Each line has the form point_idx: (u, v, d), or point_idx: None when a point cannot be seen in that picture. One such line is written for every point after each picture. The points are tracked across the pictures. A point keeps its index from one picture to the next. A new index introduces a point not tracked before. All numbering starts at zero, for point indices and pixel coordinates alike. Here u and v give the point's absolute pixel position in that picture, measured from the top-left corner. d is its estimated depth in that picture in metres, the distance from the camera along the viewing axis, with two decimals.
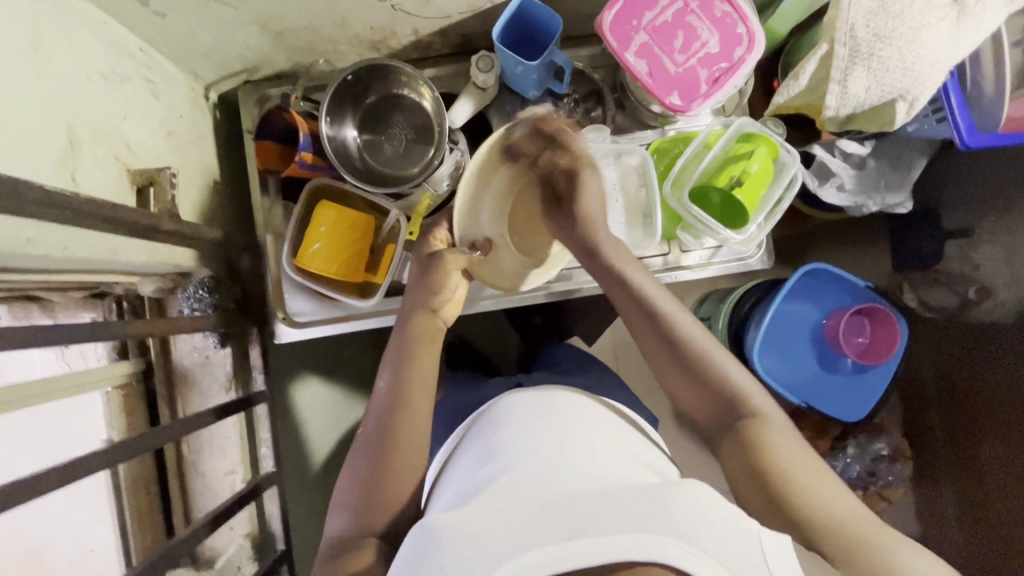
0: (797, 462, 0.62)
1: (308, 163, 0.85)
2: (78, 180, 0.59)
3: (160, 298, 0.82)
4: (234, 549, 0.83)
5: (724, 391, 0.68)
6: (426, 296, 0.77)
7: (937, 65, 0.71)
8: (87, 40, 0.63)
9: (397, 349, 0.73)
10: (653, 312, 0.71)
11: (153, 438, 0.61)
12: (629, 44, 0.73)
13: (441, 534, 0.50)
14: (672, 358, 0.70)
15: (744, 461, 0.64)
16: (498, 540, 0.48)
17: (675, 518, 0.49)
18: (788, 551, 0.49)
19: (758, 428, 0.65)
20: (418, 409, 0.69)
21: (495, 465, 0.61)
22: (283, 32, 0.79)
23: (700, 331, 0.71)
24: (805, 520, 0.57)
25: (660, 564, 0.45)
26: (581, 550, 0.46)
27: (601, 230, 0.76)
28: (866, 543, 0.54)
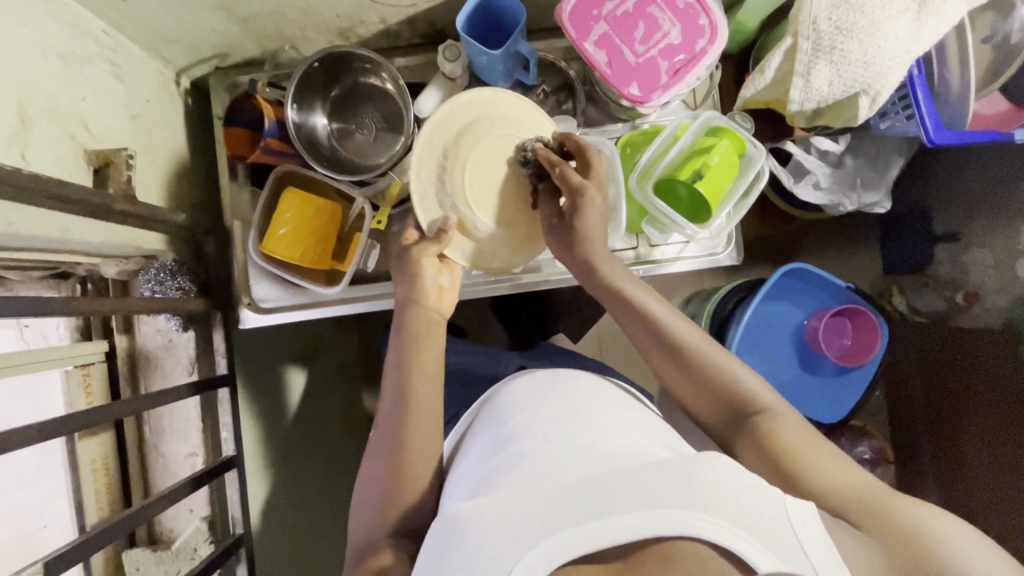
0: (811, 448, 0.63)
1: (273, 149, 0.85)
2: (27, 158, 0.60)
3: (125, 280, 0.83)
4: (191, 531, 0.83)
5: (728, 393, 0.68)
6: (412, 290, 0.75)
7: (898, 60, 0.70)
8: (45, 21, 0.64)
9: (397, 350, 0.73)
10: (653, 325, 0.72)
11: (107, 415, 0.62)
12: (589, 34, 0.73)
13: (463, 523, 0.50)
14: (674, 364, 0.70)
15: (759, 454, 0.64)
16: (523, 526, 0.48)
17: (701, 493, 0.49)
18: (816, 525, 0.50)
19: (768, 423, 0.65)
20: (424, 400, 0.70)
21: (508, 455, 0.61)
22: (248, 18, 0.80)
23: (703, 340, 0.71)
24: (831, 497, 0.59)
25: (692, 539, 0.46)
26: (614, 528, 0.46)
27: (602, 252, 0.75)
28: (890, 509, 0.56)
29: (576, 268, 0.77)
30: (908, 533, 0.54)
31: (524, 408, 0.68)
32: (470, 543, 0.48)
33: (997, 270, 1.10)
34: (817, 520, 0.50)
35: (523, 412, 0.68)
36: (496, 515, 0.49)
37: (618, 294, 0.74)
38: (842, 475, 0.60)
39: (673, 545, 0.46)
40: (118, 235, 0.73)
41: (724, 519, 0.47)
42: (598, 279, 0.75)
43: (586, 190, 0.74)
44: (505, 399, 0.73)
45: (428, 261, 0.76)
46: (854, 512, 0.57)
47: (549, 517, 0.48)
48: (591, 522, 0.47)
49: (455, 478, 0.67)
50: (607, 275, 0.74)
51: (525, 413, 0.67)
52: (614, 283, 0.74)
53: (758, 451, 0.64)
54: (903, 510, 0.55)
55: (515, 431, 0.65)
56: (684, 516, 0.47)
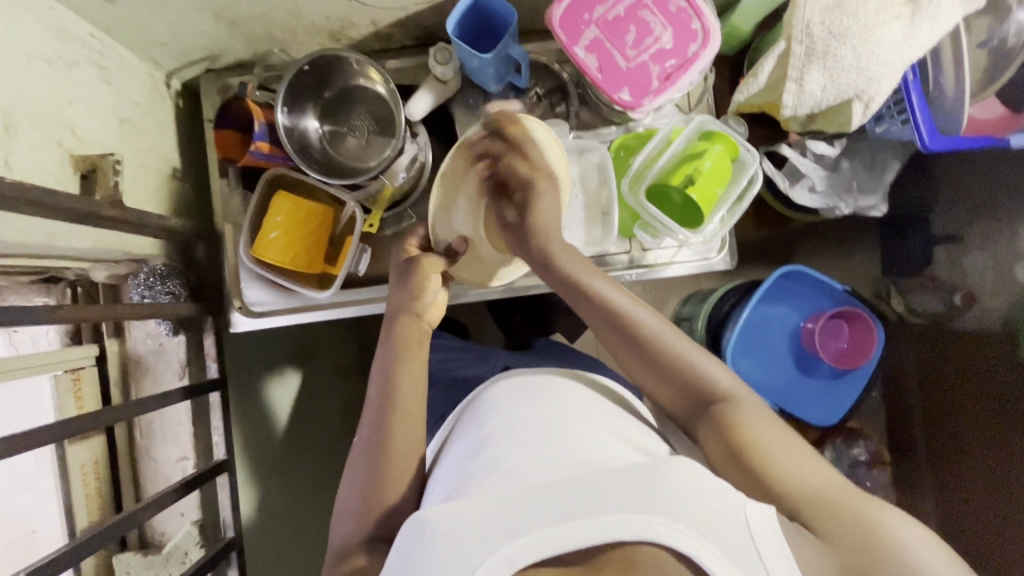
0: (771, 437, 0.62)
1: (263, 152, 0.85)
2: (12, 164, 0.59)
3: (115, 285, 0.82)
4: (182, 535, 0.83)
5: (691, 382, 0.67)
6: (410, 301, 0.76)
7: (892, 65, 0.69)
8: (29, 25, 0.63)
9: (386, 355, 0.74)
10: (614, 316, 0.70)
11: (93, 421, 0.62)
12: (580, 38, 0.72)
13: (431, 528, 0.51)
14: (636, 356, 0.69)
15: (722, 444, 0.63)
16: (490, 532, 0.49)
17: (667, 500, 0.50)
18: (772, 523, 0.51)
19: (731, 410, 0.64)
20: (409, 404, 0.70)
21: (485, 459, 0.61)
22: (237, 20, 0.79)
23: (663, 327, 0.70)
24: (790, 494, 0.59)
25: (653, 544, 0.47)
26: (577, 532, 0.48)
27: (556, 239, 0.74)
28: (846, 510, 0.57)
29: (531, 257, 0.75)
30: (857, 534, 0.55)
31: (502, 414, 0.69)
32: (437, 548, 0.49)
33: (996, 272, 1.10)
34: (774, 520, 0.51)
35: (501, 415, 0.68)
36: (462, 519, 0.50)
37: (582, 285, 0.71)
38: (803, 468, 0.60)
39: (633, 550, 0.47)
40: (107, 240, 0.72)
41: (683, 524, 0.48)
42: (554, 272, 0.73)
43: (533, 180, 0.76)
44: (487, 402, 0.74)
45: (434, 273, 0.77)
46: (815, 514, 0.57)
47: (515, 518, 0.50)
48: (553, 525, 0.48)
49: (434, 480, 0.67)
50: (565, 268, 0.72)
51: (504, 416, 0.68)
52: (572, 275, 0.72)
53: (723, 442, 0.63)
54: (862, 512, 0.57)
55: (496, 434, 0.65)
56: (648, 521, 0.48)
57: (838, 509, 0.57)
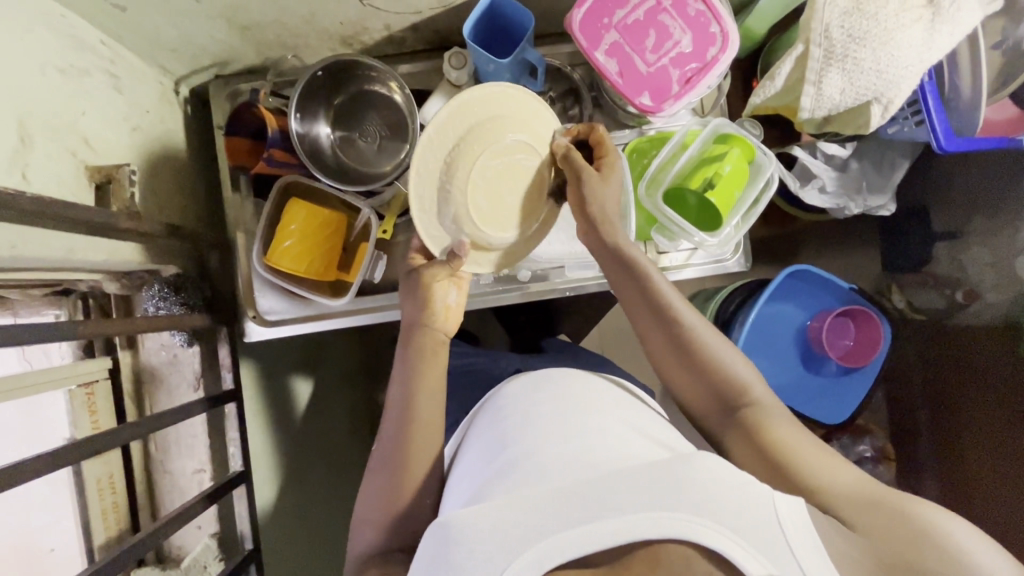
0: (797, 440, 0.64)
1: (277, 160, 0.85)
2: (29, 177, 0.58)
3: (127, 296, 0.81)
4: (200, 548, 0.83)
5: (725, 381, 0.68)
6: (418, 313, 0.75)
7: (911, 68, 0.69)
8: (41, 34, 0.62)
9: (403, 365, 0.73)
10: (659, 300, 0.71)
11: (112, 437, 0.60)
12: (600, 42, 0.72)
13: (455, 530, 0.50)
14: (674, 344, 0.70)
15: (748, 446, 0.65)
16: (518, 531, 0.49)
17: (692, 496, 0.49)
18: (803, 517, 0.49)
19: (758, 415, 0.66)
20: (427, 411, 0.70)
21: (507, 456, 0.61)
22: (250, 26, 0.78)
23: (702, 325, 0.71)
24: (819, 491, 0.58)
25: (678, 540, 0.46)
26: (603, 532, 0.47)
27: (614, 222, 0.74)
28: (883, 502, 0.55)
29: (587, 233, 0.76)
30: (899, 521, 0.53)
31: (518, 410, 0.68)
32: (459, 550, 0.49)
33: (994, 270, 1.10)
34: (803, 513, 0.49)
35: (519, 412, 0.68)
36: (486, 522, 0.50)
37: (632, 270, 0.73)
38: (835, 473, 0.60)
39: (660, 547, 0.46)
40: (122, 252, 0.71)
41: (710, 518, 0.47)
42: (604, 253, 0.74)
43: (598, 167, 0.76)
44: (501, 399, 0.74)
45: (439, 285, 0.75)
46: (849, 509, 0.56)
47: (540, 518, 0.49)
48: (581, 525, 0.48)
49: (451, 479, 0.67)
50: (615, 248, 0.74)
51: (521, 413, 0.67)
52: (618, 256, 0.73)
53: (750, 443, 0.65)
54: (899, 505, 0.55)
55: (514, 432, 0.64)
56: (673, 519, 0.47)
57: (873, 506, 0.55)
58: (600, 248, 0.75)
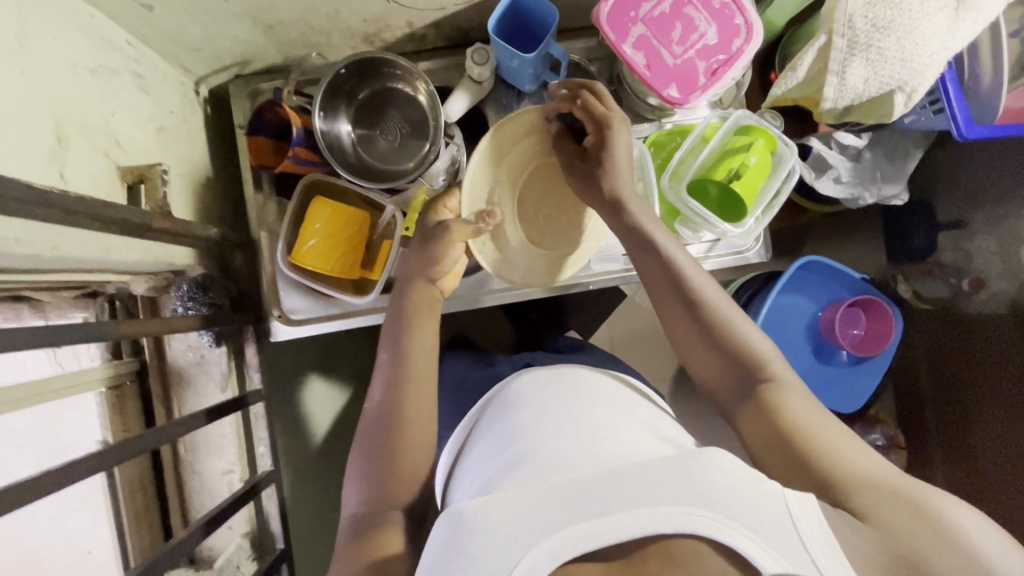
0: (812, 419, 0.63)
1: (301, 158, 0.85)
2: (65, 177, 0.58)
3: (154, 298, 0.81)
4: (234, 548, 0.83)
5: (741, 357, 0.68)
6: (426, 266, 0.74)
7: (936, 56, 0.71)
8: (72, 34, 0.61)
9: (395, 320, 0.73)
10: (672, 269, 0.70)
11: (149, 437, 0.59)
12: (627, 35, 0.73)
13: (467, 522, 0.48)
14: (687, 315, 0.70)
15: (764, 423, 0.64)
16: (531, 520, 0.47)
17: (704, 488, 0.48)
18: (817, 515, 0.48)
19: (776, 393, 0.65)
20: (425, 382, 0.70)
21: (518, 450, 0.60)
22: (274, 25, 0.78)
23: (723, 300, 0.70)
24: (830, 478, 0.57)
25: (692, 536, 0.45)
26: (615, 526, 0.46)
27: (628, 194, 0.73)
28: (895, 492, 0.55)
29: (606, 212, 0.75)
30: (910, 516, 0.52)
31: (530, 405, 0.67)
32: (474, 542, 0.47)
33: (1003, 256, 1.11)
34: (818, 512, 0.49)
35: (528, 408, 0.67)
36: (501, 513, 0.48)
37: (645, 238, 0.72)
38: (852, 457, 0.59)
39: (673, 544, 0.45)
40: (151, 252, 0.71)
41: (722, 514, 0.46)
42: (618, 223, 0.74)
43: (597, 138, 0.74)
44: (515, 390, 0.72)
45: (457, 240, 0.75)
46: (859, 498, 0.55)
47: (545, 511, 0.48)
48: (589, 519, 0.47)
49: (461, 470, 0.67)
50: (631, 216, 0.73)
51: (534, 407, 0.66)
52: (632, 224, 0.72)
53: (763, 421, 0.64)
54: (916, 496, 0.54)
55: (525, 428, 0.63)
56: (687, 515, 0.46)
57: (886, 493, 0.55)
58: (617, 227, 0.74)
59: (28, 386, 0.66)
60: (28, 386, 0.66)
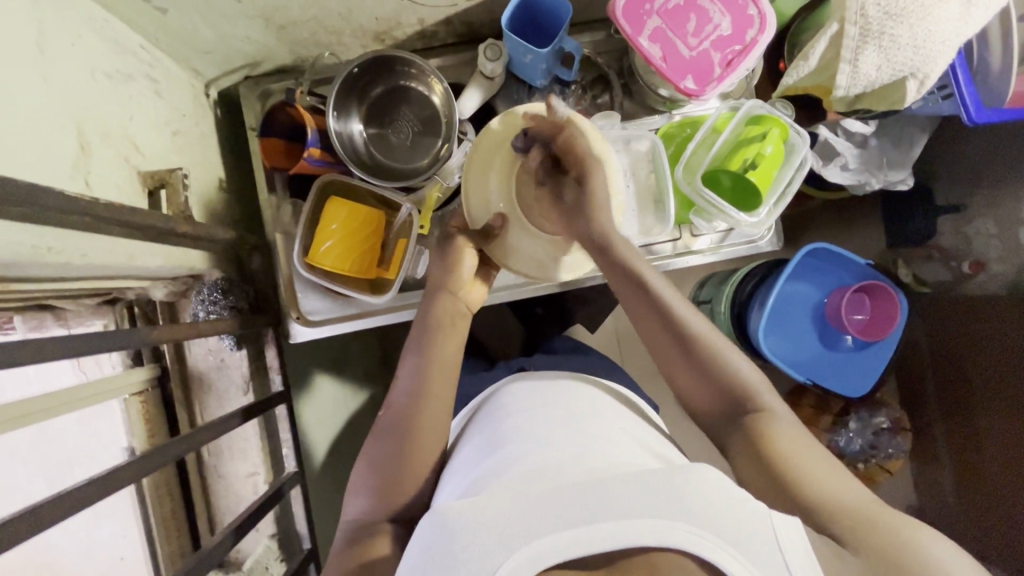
0: (802, 450, 0.61)
1: (317, 159, 0.84)
2: (90, 184, 0.58)
3: (172, 302, 0.81)
4: (261, 550, 0.85)
5: (731, 386, 0.67)
6: (446, 279, 0.77)
7: (949, 42, 0.72)
8: (90, 39, 0.61)
9: (420, 332, 0.73)
10: (656, 300, 0.70)
11: (179, 444, 0.59)
12: (643, 28, 0.73)
13: (453, 523, 0.46)
14: (675, 345, 0.69)
15: (750, 451, 0.63)
16: (515, 524, 0.44)
17: (695, 504, 0.45)
18: (801, 537, 0.45)
19: (764, 423, 0.64)
20: (441, 393, 0.69)
21: (499, 459, 0.58)
22: (286, 25, 0.77)
23: (710, 329, 0.70)
24: (814, 506, 0.56)
25: (678, 551, 0.42)
26: (599, 536, 0.43)
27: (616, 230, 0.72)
28: (877, 524, 0.53)
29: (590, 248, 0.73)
30: (892, 547, 0.50)
31: (519, 416, 0.65)
32: (459, 543, 0.45)
33: (1001, 238, 1.09)
34: (802, 534, 0.46)
35: (516, 418, 0.65)
36: (485, 517, 0.46)
37: (628, 269, 0.71)
38: (834, 485, 0.57)
39: (656, 556, 0.42)
40: (174, 257, 0.70)
41: (708, 530, 0.43)
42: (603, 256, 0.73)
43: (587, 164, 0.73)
44: (504, 399, 0.72)
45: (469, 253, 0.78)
46: (840, 527, 0.53)
47: (538, 518, 0.45)
48: (574, 527, 0.43)
49: (448, 472, 0.64)
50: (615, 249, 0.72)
51: (523, 417, 0.65)
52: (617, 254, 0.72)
53: (752, 451, 0.63)
54: (883, 525, 0.53)
55: (515, 435, 0.61)
56: (672, 529, 0.43)
57: (850, 516, 0.54)
58: (603, 258, 0.73)
59: (56, 396, 0.64)
60: (59, 395, 0.64)
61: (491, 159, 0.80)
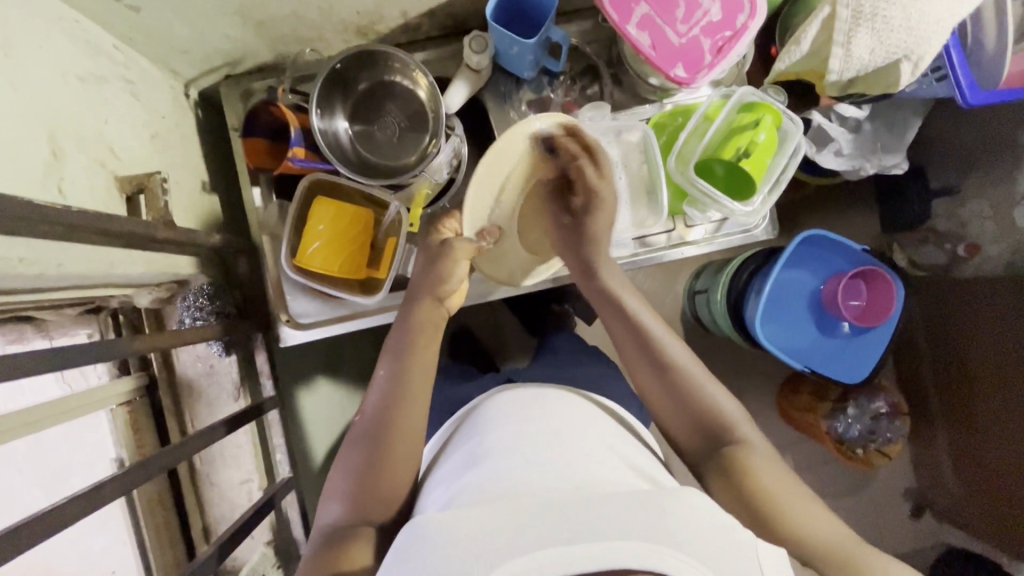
0: (780, 485, 0.61)
1: (301, 159, 0.81)
2: (64, 191, 0.56)
3: (158, 310, 0.79)
4: (258, 557, 0.84)
5: (710, 417, 0.67)
6: (431, 285, 0.73)
7: (942, 22, 0.70)
8: (59, 41, 0.59)
9: (399, 341, 0.70)
10: (638, 334, 0.71)
11: (167, 456, 0.58)
12: (631, 16, 0.71)
13: (436, 535, 0.45)
14: (656, 376, 0.69)
15: (731, 488, 0.62)
16: (495, 540, 0.44)
17: (674, 526, 0.44)
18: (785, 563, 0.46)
19: (742, 455, 0.64)
20: (419, 400, 0.67)
21: (483, 471, 0.56)
22: (265, 21, 0.75)
23: (690, 360, 0.70)
24: (794, 542, 0.57)
25: (658, 574, 0.42)
26: (581, 556, 0.42)
27: (603, 255, 0.76)
28: (850, 560, 0.55)
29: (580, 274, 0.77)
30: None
31: (507, 424, 0.63)
32: (439, 555, 0.44)
33: (994, 218, 1.07)
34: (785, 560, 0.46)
35: (501, 425, 0.63)
36: (467, 531, 0.45)
37: (612, 299, 0.74)
38: (809, 525, 0.57)
39: None
40: (157, 263, 0.69)
41: (689, 555, 0.43)
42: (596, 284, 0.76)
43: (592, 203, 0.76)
44: (486, 408, 0.69)
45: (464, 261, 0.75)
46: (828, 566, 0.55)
47: (518, 534, 0.44)
48: (556, 546, 0.43)
49: (429, 486, 0.63)
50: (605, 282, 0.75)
51: (509, 425, 0.63)
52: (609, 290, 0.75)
53: (732, 487, 0.62)
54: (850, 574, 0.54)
55: (502, 443, 0.59)
56: (654, 551, 0.42)
57: (834, 557, 0.55)
58: (592, 289, 0.76)
59: (43, 408, 0.62)
60: (45, 408, 0.62)
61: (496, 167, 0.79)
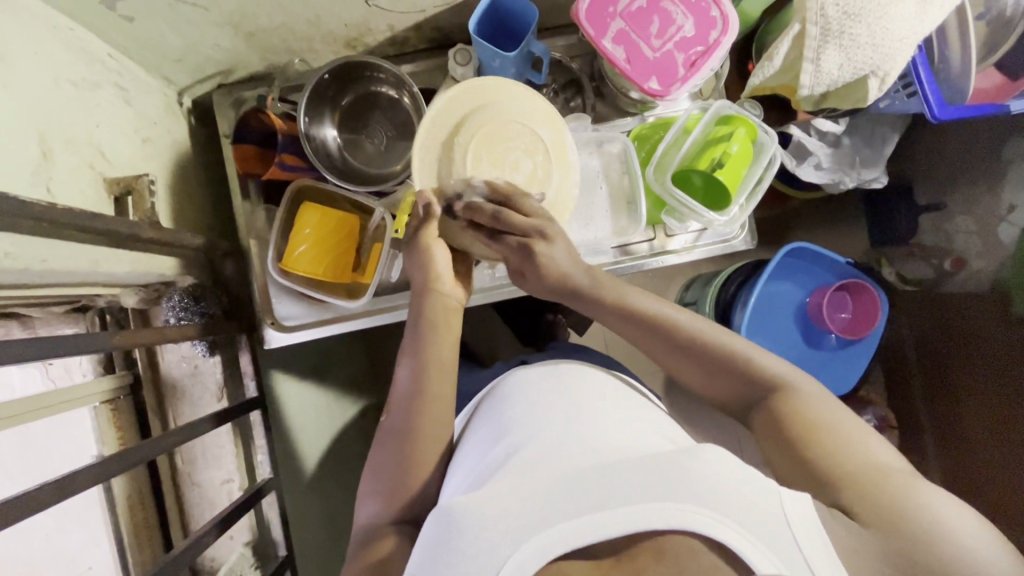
0: (827, 422, 0.59)
1: (288, 164, 0.85)
2: (52, 190, 0.58)
3: (144, 309, 0.81)
4: (236, 557, 0.86)
5: (742, 371, 0.66)
6: (426, 275, 0.72)
7: (906, 40, 0.73)
8: (53, 48, 0.61)
9: (412, 338, 0.70)
10: (647, 321, 0.70)
11: (146, 449, 0.59)
12: (606, 30, 0.74)
13: (460, 517, 0.47)
14: (677, 352, 0.69)
15: (775, 436, 0.61)
16: (520, 518, 0.45)
17: (695, 485, 0.46)
18: (812, 514, 0.46)
19: (784, 400, 0.62)
20: (440, 394, 0.67)
21: (507, 446, 0.57)
22: (255, 32, 0.78)
23: (705, 325, 0.69)
24: (826, 471, 0.55)
25: (684, 533, 0.43)
26: (609, 522, 0.44)
27: (574, 275, 0.72)
28: (885, 485, 0.52)
29: (555, 295, 0.74)
30: (896, 511, 0.50)
31: (523, 402, 0.64)
32: (463, 538, 0.45)
33: (981, 236, 1.10)
34: (811, 510, 0.47)
35: (519, 405, 0.63)
36: (491, 512, 0.46)
37: (597, 295, 0.72)
38: (859, 450, 0.56)
39: (667, 540, 0.43)
40: (142, 263, 0.71)
41: (718, 510, 0.44)
42: (580, 292, 0.72)
43: (534, 243, 0.71)
44: (508, 387, 0.69)
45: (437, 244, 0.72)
46: (849, 493, 0.53)
47: (545, 504, 0.46)
48: (587, 514, 0.45)
49: (459, 456, 0.64)
50: (589, 290, 0.72)
51: (526, 401, 0.64)
52: (598, 292, 0.72)
53: (776, 434, 0.61)
54: (895, 497, 0.51)
55: (517, 422, 0.60)
56: (683, 510, 0.44)
57: (869, 485, 0.53)
58: (576, 300, 0.74)
59: (30, 401, 0.64)
60: (31, 399, 0.64)
61: (436, 133, 0.76)
